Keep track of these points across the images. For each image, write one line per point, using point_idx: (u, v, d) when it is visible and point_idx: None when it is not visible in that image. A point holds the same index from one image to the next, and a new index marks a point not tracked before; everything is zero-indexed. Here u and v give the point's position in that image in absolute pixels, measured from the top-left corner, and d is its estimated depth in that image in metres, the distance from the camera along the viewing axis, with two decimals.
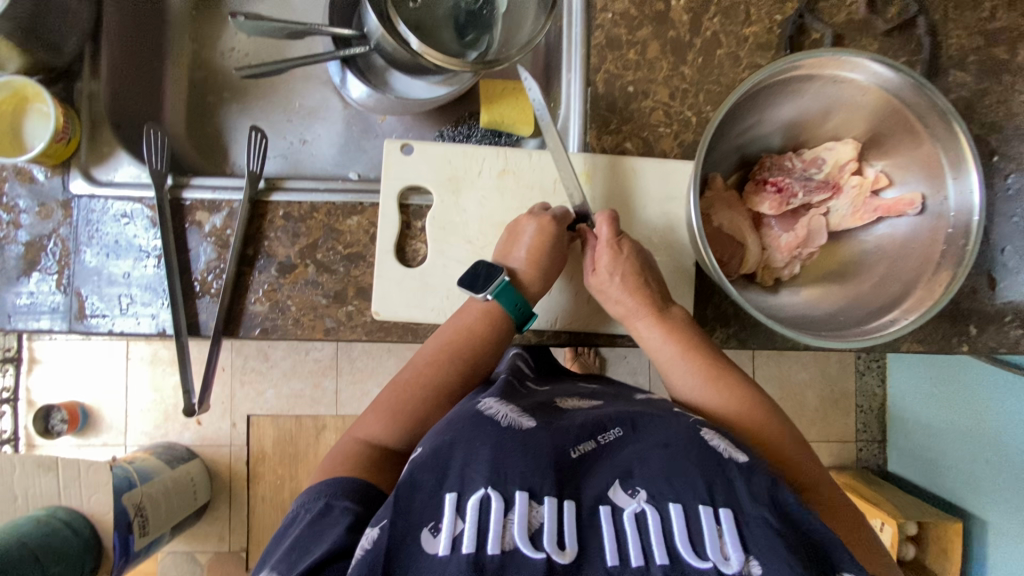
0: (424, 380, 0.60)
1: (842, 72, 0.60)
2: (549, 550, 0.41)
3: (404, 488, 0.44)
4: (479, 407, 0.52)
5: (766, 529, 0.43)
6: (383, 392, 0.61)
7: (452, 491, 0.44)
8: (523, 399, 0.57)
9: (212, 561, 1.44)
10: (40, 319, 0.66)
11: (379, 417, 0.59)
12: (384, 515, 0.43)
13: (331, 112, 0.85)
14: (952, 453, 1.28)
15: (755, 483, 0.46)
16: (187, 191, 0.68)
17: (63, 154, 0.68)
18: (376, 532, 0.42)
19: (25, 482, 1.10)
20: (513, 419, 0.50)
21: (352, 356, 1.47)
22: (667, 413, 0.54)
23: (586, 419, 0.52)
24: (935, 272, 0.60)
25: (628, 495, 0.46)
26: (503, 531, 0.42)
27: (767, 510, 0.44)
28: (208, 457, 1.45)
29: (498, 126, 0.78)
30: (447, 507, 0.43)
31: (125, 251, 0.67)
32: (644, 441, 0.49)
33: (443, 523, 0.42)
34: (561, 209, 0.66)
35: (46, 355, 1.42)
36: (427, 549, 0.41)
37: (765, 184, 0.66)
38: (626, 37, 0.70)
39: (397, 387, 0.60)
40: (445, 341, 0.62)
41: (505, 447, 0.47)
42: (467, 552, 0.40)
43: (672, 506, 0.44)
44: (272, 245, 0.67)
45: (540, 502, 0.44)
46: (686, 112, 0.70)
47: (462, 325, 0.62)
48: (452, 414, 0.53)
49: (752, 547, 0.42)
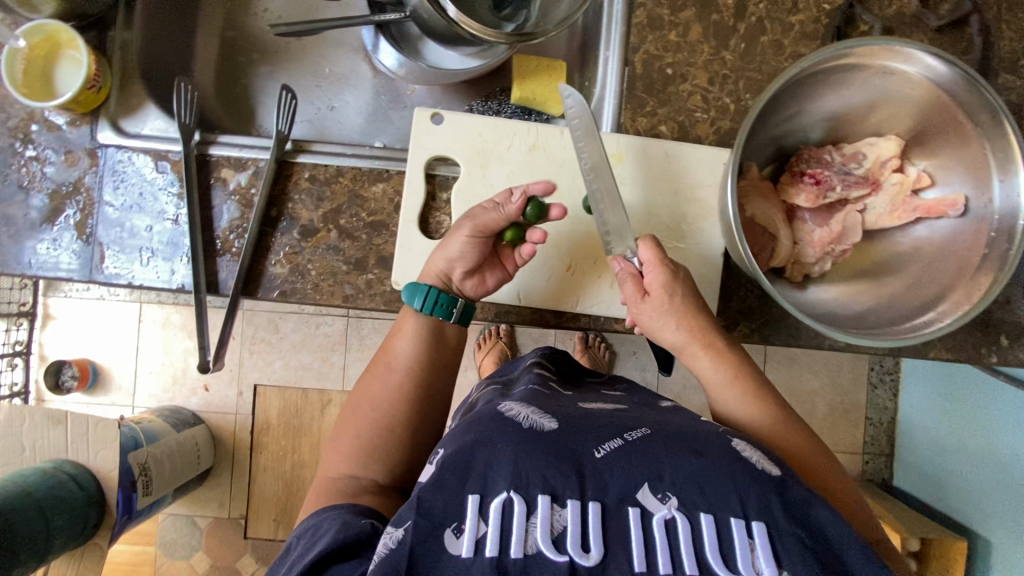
0: (369, 396, 0.63)
1: (893, 63, 0.58)
2: (572, 553, 0.41)
3: (427, 489, 0.45)
4: (501, 409, 0.54)
5: (798, 546, 0.43)
6: (339, 425, 0.63)
7: (475, 492, 0.45)
8: (545, 400, 0.57)
9: (211, 526, 1.45)
10: (61, 268, 0.66)
11: (340, 447, 0.60)
12: (407, 516, 0.44)
13: (361, 79, 0.84)
14: (962, 472, 1.26)
15: (790, 496, 0.46)
16: (214, 148, 0.67)
17: (92, 102, 0.67)
18: (400, 533, 0.43)
19: (33, 435, 1.10)
20: (534, 421, 0.51)
21: (361, 333, 1.47)
22: (694, 422, 0.54)
23: (610, 421, 0.52)
24: (975, 275, 0.58)
25: (658, 501, 0.45)
26: (526, 535, 0.42)
27: (800, 529, 0.44)
28: (213, 423, 1.46)
29: (529, 103, 0.77)
30: (469, 508, 0.44)
31: (148, 205, 0.67)
32: (673, 443, 0.48)
33: (466, 524, 0.43)
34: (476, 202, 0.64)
35: (60, 311, 1.43)
36: (450, 549, 0.42)
37: (802, 175, 0.64)
38: (668, 18, 0.68)
39: (347, 413, 0.63)
40: (387, 355, 0.65)
41: (526, 448, 0.47)
42: (491, 556, 0.41)
43: (703, 517, 0.44)
44: (295, 208, 0.67)
45: (562, 506, 0.44)
46: (725, 99, 0.68)
47: (401, 341, 0.65)
48: (474, 415, 0.54)
49: (785, 562, 0.42)
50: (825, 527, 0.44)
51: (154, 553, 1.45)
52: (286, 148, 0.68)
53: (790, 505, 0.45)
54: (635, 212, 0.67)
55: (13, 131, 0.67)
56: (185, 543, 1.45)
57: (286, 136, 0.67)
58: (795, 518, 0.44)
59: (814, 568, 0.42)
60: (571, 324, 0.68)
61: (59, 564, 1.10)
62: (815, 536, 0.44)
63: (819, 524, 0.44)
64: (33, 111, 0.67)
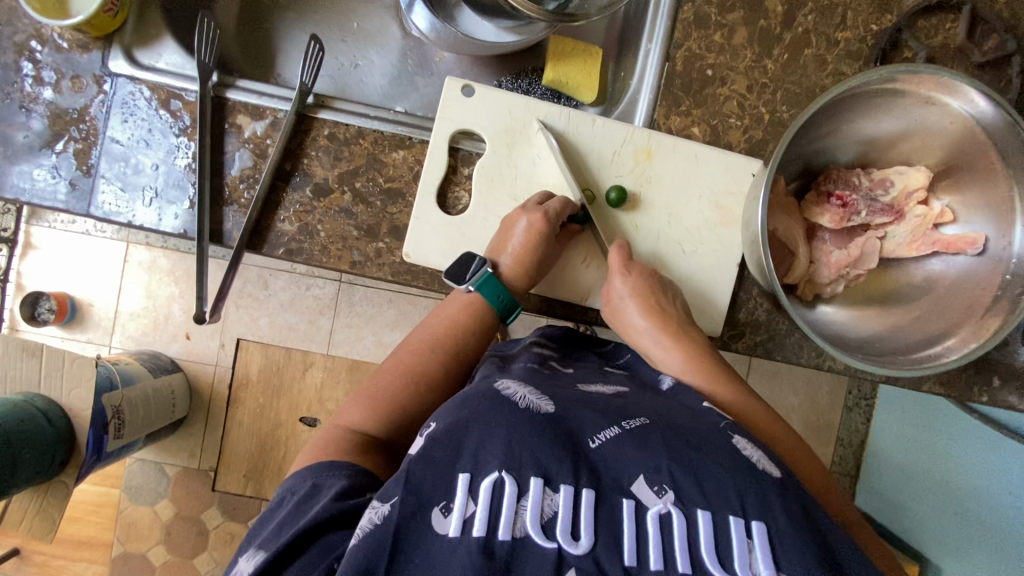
0: (404, 367, 0.60)
1: (937, 94, 0.58)
2: (561, 540, 0.41)
3: (416, 464, 0.45)
4: (497, 386, 0.53)
5: (801, 552, 0.42)
6: (365, 383, 0.60)
7: (465, 471, 0.44)
8: (542, 382, 0.57)
9: (179, 475, 1.44)
10: (54, 196, 0.63)
11: (359, 404, 0.58)
12: (394, 492, 0.43)
13: (389, 39, 0.81)
14: (921, 500, 1.30)
15: (789, 499, 0.45)
16: (232, 91, 0.64)
17: (107, 27, 0.64)
18: (386, 509, 0.42)
19: (6, 364, 1.08)
20: (531, 402, 0.50)
21: (352, 299, 1.45)
22: (693, 409, 0.54)
23: (609, 409, 0.52)
24: (984, 317, 0.59)
25: (655, 493, 0.44)
26: (515, 518, 0.42)
27: (802, 537, 0.43)
28: (191, 373, 1.43)
29: (560, 86, 0.75)
30: (459, 487, 0.43)
31: (156, 143, 0.64)
32: (671, 435, 0.48)
33: (455, 503, 0.43)
34: (557, 207, 0.61)
35: (42, 241, 1.38)
36: (437, 529, 0.42)
37: (829, 196, 0.63)
38: (715, 18, 0.67)
39: (377, 376, 0.60)
40: (432, 332, 0.62)
41: (521, 429, 0.47)
42: (478, 536, 0.41)
43: (700, 513, 0.43)
44: (310, 164, 0.64)
45: (554, 491, 0.43)
46: (760, 108, 0.67)
47: (445, 316, 0.62)
48: (470, 390, 0.53)
49: (783, 566, 0.41)
50: (823, 531, 0.44)
51: (118, 497, 1.43)
52: (307, 101, 0.65)
53: (791, 509, 0.44)
54: (658, 212, 0.66)
55: (18, 48, 0.63)
56: (150, 489, 1.43)
57: (309, 89, 0.64)
58: (797, 523, 0.44)
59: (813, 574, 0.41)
60: (578, 315, 0.68)
61: (21, 498, 1.09)
62: (815, 542, 0.43)
63: (819, 530, 0.44)
64: (42, 29, 0.63)
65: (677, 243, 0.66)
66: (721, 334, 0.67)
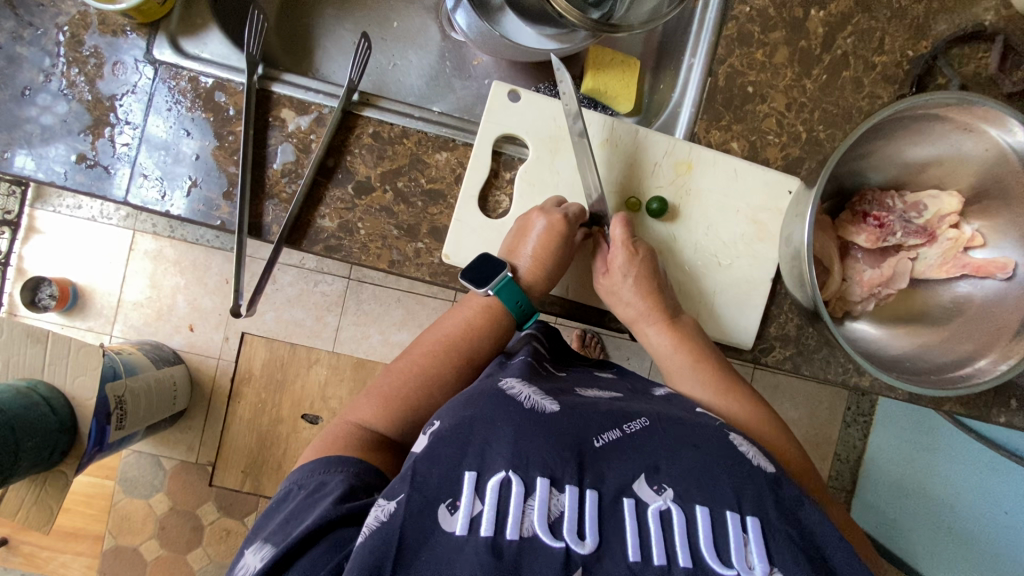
0: (416, 368, 0.59)
1: (974, 124, 0.59)
2: (568, 540, 0.40)
3: (422, 463, 0.43)
4: (501, 386, 0.51)
5: (791, 545, 0.42)
6: (379, 380, 0.59)
7: (472, 470, 0.43)
8: (544, 381, 0.56)
9: (176, 469, 1.41)
10: (89, 181, 0.62)
11: (372, 401, 0.57)
12: (400, 489, 0.42)
13: (428, 40, 0.81)
14: (916, 517, 1.31)
15: (783, 495, 0.46)
16: (278, 85, 0.64)
17: (154, 14, 0.63)
18: (392, 506, 0.41)
19: (9, 350, 1.05)
20: (536, 401, 0.49)
21: (360, 297, 1.44)
22: (690, 414, 0.53)
23: (611, 409, 0.50)
24: (1013, 340, 0.60)
25: (654, 492, 0.44)
26: (522, 516, 0.40)
27: (789, 527, 0.44)
28: (193, 365, 1.41)
29: (598, 95, 0.76)
30: (465, 486, 0.42)
31: (195, 133, 0.63)
32: (670, 436, 0.48)
33: (462, 501, 0.41)
34: (572, 211, 0.63)
35: (47, 226, 1.36)
36: (444, 526, 0.40)
37: (865, 216, 0.65)
38: (758, 36, 0.68)
39: (391, 375, 0.59)
40: (447, 335, 0.61)
41: (528, 429, 0.45)
42: (486, 535, 0.39)
43: (699, 508, 0.43)
44: (353, 161, 0.64)
45: (560, 491, 0.42)
46: (798, 127, 0.68)
47: (462, 319, 0.61)
48: (472, 389, 0.51)
49: (776, 560, 0.41)
50: (816, 532, 0.44)
51: (112, 489, 1.40)
52: (352, 99, 0.65)
53: (784, 504, 0.45)
54: (695, 225, 0.66)
55: (61, 30, 0.62)
56: (146, 483, 1.41)
57: (355, 86, 0.65)
58: (788, 520, 0.44)
59: (803, 565, 0.41)
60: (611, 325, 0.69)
61: (18, 488, 1.06)
62: (805, 537, 0.43)
63: (807, 526, 0.44)
64: (86, 13, 0.63)
65: (712, 256, 0.67)
66: (750, 349, 0.68)
